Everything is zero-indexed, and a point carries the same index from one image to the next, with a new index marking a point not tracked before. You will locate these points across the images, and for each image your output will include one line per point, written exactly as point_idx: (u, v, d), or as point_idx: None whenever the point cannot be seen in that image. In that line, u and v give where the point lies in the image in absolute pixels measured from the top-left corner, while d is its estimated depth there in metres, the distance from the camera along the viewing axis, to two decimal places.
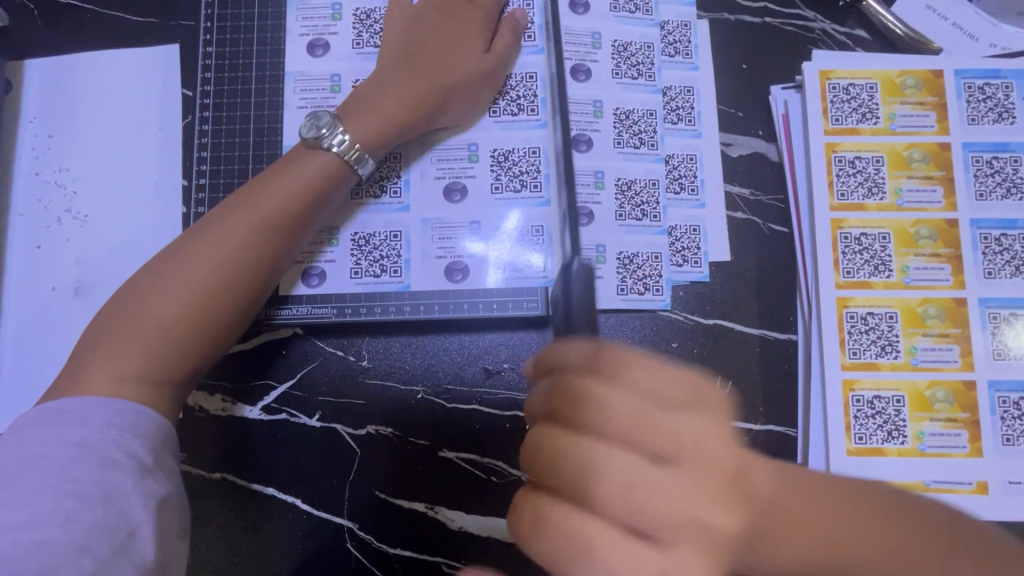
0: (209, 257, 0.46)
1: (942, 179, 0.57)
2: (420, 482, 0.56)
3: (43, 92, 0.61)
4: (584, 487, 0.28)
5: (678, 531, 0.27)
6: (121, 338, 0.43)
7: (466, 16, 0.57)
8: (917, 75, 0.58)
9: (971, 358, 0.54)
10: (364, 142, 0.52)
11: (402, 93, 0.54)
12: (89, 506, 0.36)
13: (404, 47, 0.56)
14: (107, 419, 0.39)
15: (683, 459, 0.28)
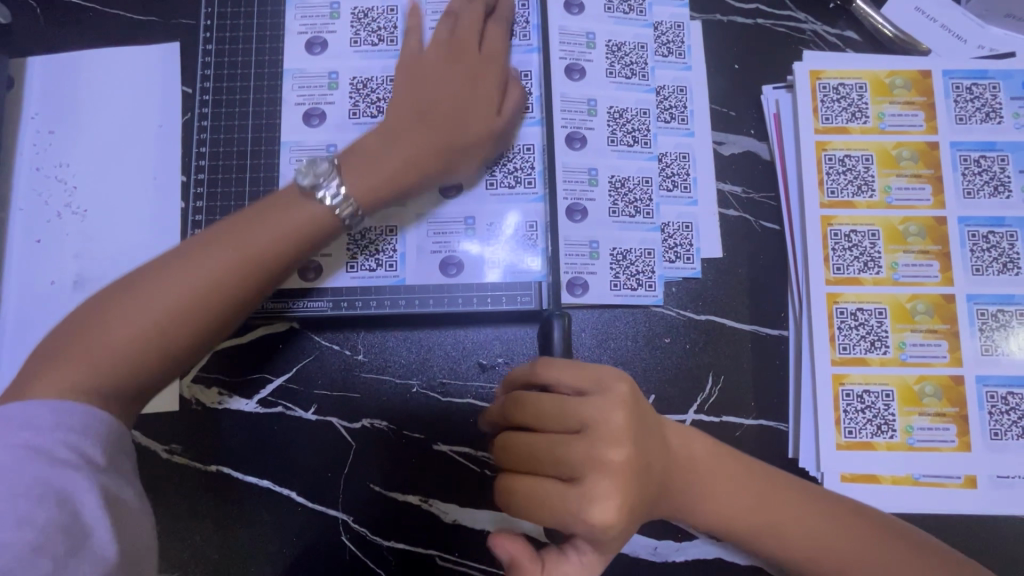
0: (182, 282, 0.40)
1: (931, 177, 0.57)
2: (415, 475, 0.56)
3: (44, 88, 0.62)
4: (529, 449, 0.40)
5: (592, 472, 0.38)
6: (64, 361, 0.37)
7: (479, 70, 0.54)
8: (906, 75, 0.59)
9: (959, 353, 0.55)
10: (362, 201, 0.47)
11: (410, 150, 0.50)
12: (43, 506, 0.32)
13: (414, 98, 0.52)
14: (54, 420, 0.34)
15: (590, 421, 0.39)
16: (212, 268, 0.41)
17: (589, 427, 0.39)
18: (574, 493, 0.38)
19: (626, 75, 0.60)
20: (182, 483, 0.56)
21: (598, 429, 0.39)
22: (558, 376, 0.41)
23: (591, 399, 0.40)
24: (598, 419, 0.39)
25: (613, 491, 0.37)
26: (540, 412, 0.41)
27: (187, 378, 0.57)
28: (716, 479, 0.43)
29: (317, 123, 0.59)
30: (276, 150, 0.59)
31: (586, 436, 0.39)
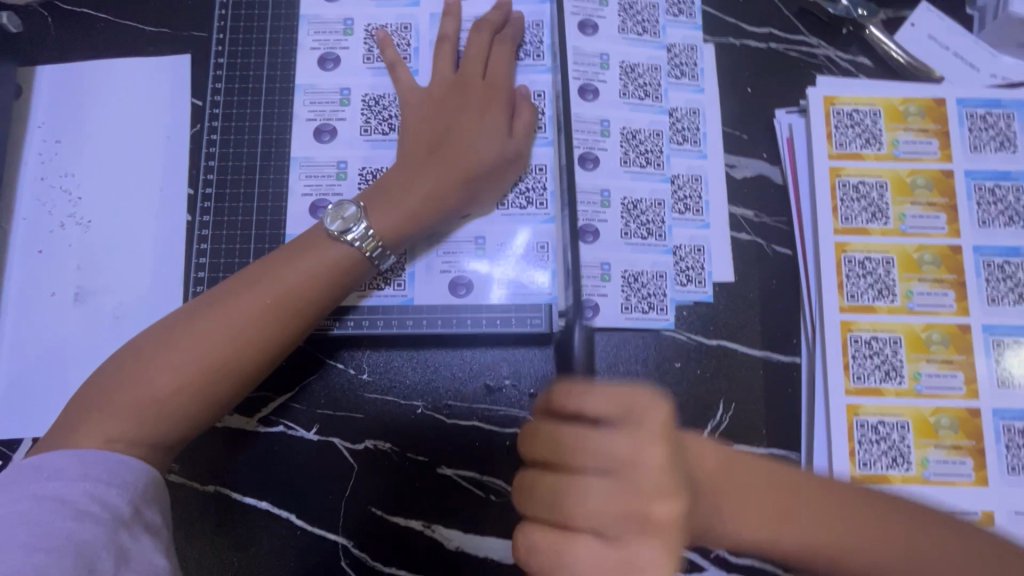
0: (209, 336, 0.43)
1: (945, 206, 0.57)
2: (419, 499, 0.55)
3: (52, 98, 0.62)
4: (563, 507, 0.33)
5: (629, 533, 0.32)
6: (102, 413, 0.40)
7: (485, 102, 0.54)
8: (919, 102, 0.59)
9: (975, 385, 0.54)
10: (384, 236, 0.49)
11: (426, 189, 0.51)
12: (58, 561, 0.33)
13: (429, 135, 0.53)
14: (83, 471, 0.37)
15: (621, 470, 0.33)
16: (241, 324, 0.44)
17: (623, 471, 0.33)
18: (613, 559, 0.32)
19: (640, 96, 0.60)
20: (179, 504, 0.55)
21: (638, 475, 0.33)
22: (580, 403, 0.35)
23: (620, 434, 0.34)
24: (633, 467, 0.33)
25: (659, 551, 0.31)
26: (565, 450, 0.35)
27: None
28: (734, 499, 0.36)
29: (328, 138, 0.59)
30: (285, 165, 0.58)
31: (626, 488, 0.33)
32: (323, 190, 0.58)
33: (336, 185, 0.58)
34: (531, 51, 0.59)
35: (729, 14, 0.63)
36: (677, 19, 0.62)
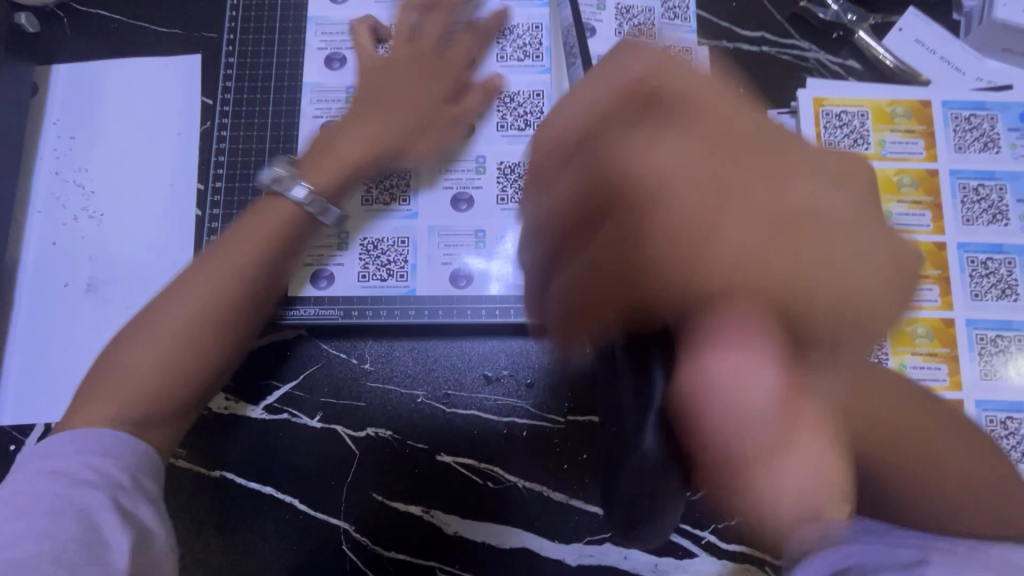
0: (188, 297, 0.45)
1: (931, 204, 0.59)
2: (418, 485, 0.57)
3: (67, 96, 0.64)
4: (636, 171, 0.29)
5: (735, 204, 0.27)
6: (101, 391, 0.42)
7: (418, 65, 0.58)
8: (906, 104, 0.61)
9: (959, 377, 0.55)
10: (322, 188, 0.53)
11: (361, 137, 0.55)
12: (58, 522, 0.36)
13: (363, 94, 0.57)
14: (78, 446, 0.39)
15: (720, 138, 0.30)
16: (208, 297, 0.45)
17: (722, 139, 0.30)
18: (715, 201, 0.28)
19: None
20: (186, 489, 0.56)
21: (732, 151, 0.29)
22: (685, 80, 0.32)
23: (733, 114, 0.31)
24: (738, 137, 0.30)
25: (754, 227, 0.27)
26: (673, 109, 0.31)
27: None
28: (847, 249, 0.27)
29: None
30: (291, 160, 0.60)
31: (727, 160, 0.29)
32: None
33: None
34: (531, 53, 0.62)
35: (723, 18, 0.65)
36: (673, 22, 0.64)
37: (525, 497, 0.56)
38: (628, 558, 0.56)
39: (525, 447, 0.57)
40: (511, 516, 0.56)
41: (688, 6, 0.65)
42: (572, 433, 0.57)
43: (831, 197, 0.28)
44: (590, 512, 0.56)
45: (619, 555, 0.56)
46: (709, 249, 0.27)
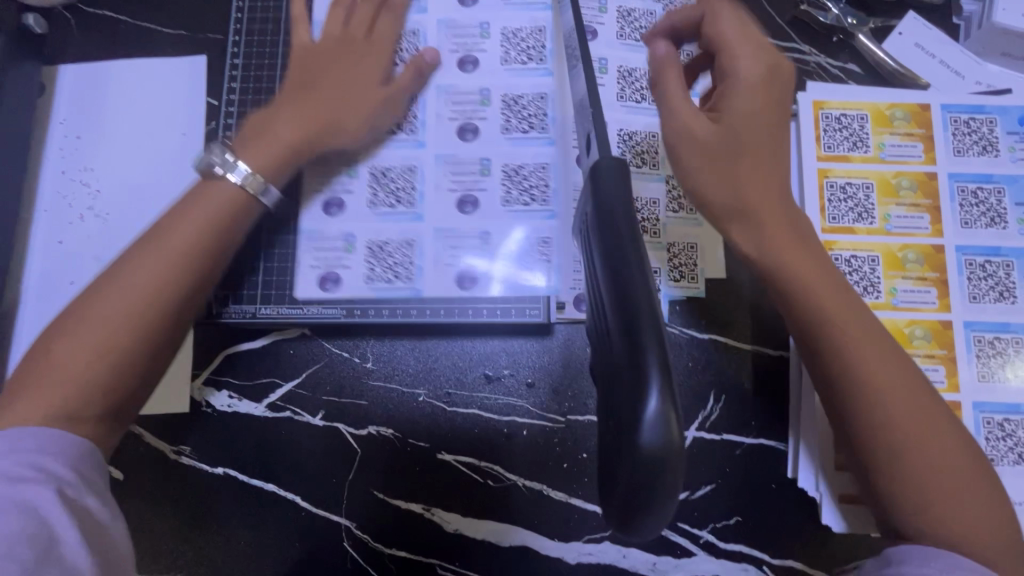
0: (125, 293, 0.44)
1: (929, 207, 0.59)
2: (419, 483, 0.57)
3: (74, 96, 0.65)
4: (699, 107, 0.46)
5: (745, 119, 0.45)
6: (33, 384, 0.41)
7: (358, 50, 0.58)
8: (905, 108, 0.61)
9: (957, 379, 0.55)
10: (259, 168, 0.51)
11: (291, 120, 0.53)
12: (2, 519, 0.36)
13: (299, 73, 0.56)
14: (9, 445, 0.38)
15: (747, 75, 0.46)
16: (140, 292, 0.44)
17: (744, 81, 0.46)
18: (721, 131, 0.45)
19: (636, 99, 0.62)
20: (189, 485, 0.57)
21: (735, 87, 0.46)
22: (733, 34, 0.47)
23: (757, 65, 0.46)
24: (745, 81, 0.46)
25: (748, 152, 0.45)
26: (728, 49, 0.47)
27: (198, 381, 0.59)
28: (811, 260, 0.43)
29: None
30: None
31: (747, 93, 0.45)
32: (336, 189, 0.59)
33: (347, 183, 0.59)
34: (535, 56, 0.62)
35: None
36: None
37: (524, 495, 0.57)
38: (627, 556, 0.56)
39: (525, 445, 0.58)
40: (512, 514, 0.57)
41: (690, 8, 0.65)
42: (572, 432, 0.58)
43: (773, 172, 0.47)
44: (589, 511, 0.57)
45: (619, 552, 0.56)
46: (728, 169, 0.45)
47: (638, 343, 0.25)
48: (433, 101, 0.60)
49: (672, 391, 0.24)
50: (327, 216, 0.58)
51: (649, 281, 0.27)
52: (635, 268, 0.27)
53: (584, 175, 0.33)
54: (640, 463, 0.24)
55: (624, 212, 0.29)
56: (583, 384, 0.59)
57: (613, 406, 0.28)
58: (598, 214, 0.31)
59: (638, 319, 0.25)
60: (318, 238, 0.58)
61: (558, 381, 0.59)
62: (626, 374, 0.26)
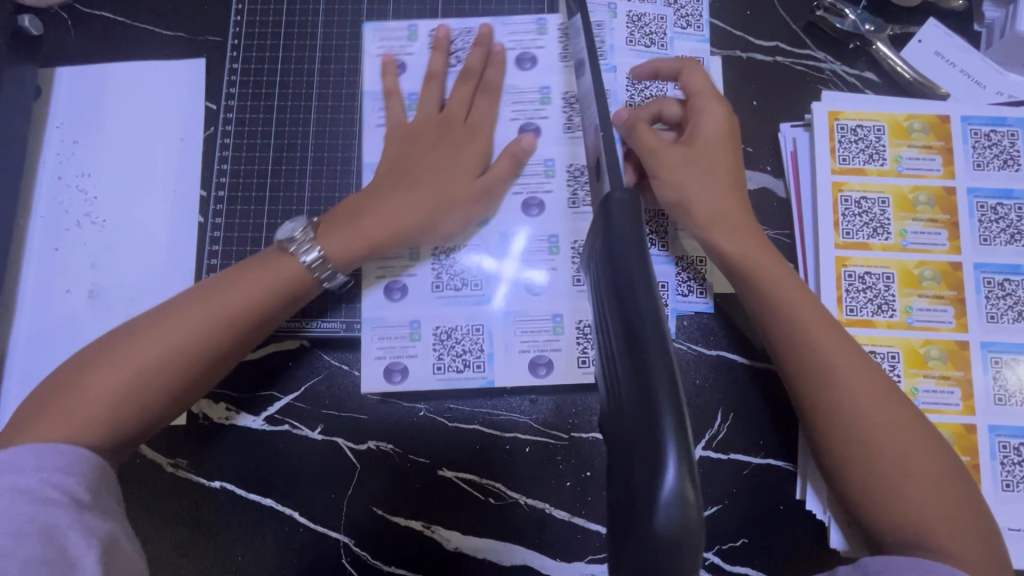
0: (170, 339, 0.45)
1: (947, 223, 0.57)
2: (419, 500, 0.56)
3: (70, 99, 0.63)
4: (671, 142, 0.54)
5: (703, 148, 0.54)
6: (56, 412, 0.42)
7: (463, 142, 0.57)
8: (923, 119, 0.59)
9: (972, 402, 0.54)
10: (334, 258, 0.52)
11: (381, 213, 0.53)
12: (25, 543, 0.36)
13: (396, 159, 0.57)
14: (37, 463, 0.39)
15: (704, 108, 0.54)
16: (185, 345, 0.46)
17: (702, 118, 0.54)
18: (680, 152, 0.54)
19: None
20: (186, 498, 0.56)
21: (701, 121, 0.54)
22: (698, 81, 0.55)
23: (712, 106, 0.54)
24: (707, 116, 0.54)
25: (708, 174, 0.53)
26: (694, 91, 0.55)
27: None
28: (827, 336, 0.51)
29: None
30: (296, 171, 0.61)
31: (704, 129, 0.54)
32: (397, 272, 0.58)
33: (410, 266, 0.58)
34: None
35: (736, 26, 0.64)
36: (685, 31, 0.63)
37: (526, 514, 0.56)
38: None
39: (527, 463, 0.57)
40: (513, 533, 0.56)
41: (702, 14, 0.63)
42: (576, 451, 0.57)
43: (737, 188, 0.54)
44: (593, 532, 0.56)
45: None
46: (691, 185, 0.53)
47: (653, 411, 0.23)
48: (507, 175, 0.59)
49: (689, 466, 0.23)
50: (390, 300, 0.58)
51: (665, 343, 0.25)
52: (648, 327, 0.25)
53: (595, 210, 0.32)
54: (653, 544, 0.22)
55: (637, 260, 0.27)
56: (589, 401, 0.58)
57: (625, 469, 0.27)
58: (610, 258, 0.29)
59: (653, 383, 0.24)
60: (383, 326, 0.57)
61: (562, 398, 0.58)
62: (640, 443, 0.24)
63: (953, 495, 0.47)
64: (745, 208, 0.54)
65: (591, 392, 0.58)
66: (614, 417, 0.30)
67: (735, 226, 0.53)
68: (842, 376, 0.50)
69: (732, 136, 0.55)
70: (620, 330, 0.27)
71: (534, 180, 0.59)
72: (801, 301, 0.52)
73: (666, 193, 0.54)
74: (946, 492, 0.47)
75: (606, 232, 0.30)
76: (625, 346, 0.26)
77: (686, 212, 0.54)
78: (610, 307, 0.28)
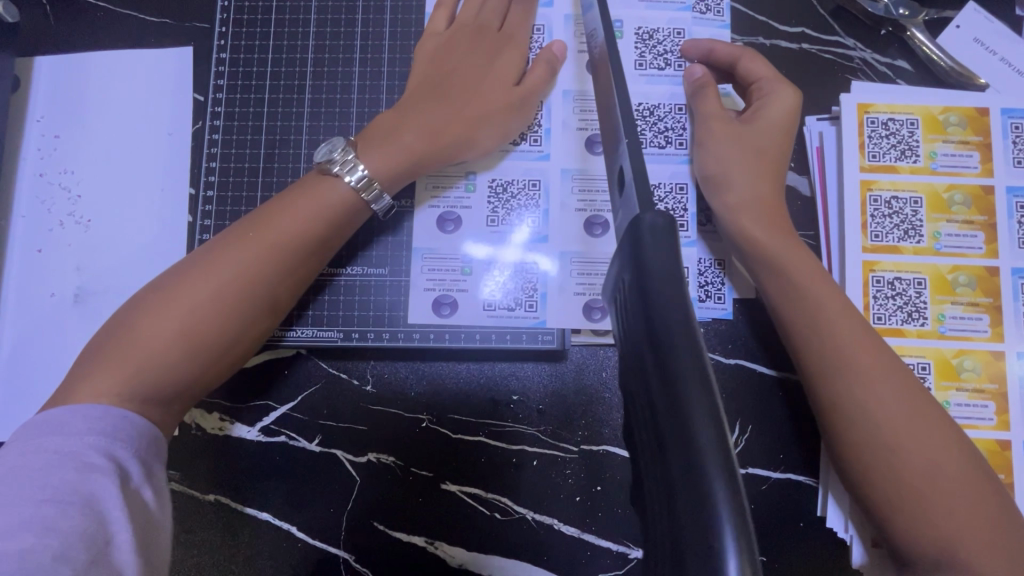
0: (219, 273, 0.45)
1: (984, 225, 0.54)
2: (422, 515, 0.54)
3: (50, 91, 0.60)
4: (722, 113, 0.54)
5: (763, 120, 0.52)
6: (113, 358, 0.42)
7: (496, 50, 0.57)
8: (961, 112, 0.55)
9: (1007, 417, 0.51)
10: (378, 175, 0.50)
11: (420, 125, 0.52)
12: (66, 512, 0.35)
13: (429, 69, 0.56)
14: (88, 425, 0.38)
15: (764, 84, 0.54)
16: (234, 278, 0.45)
17: (765, 98, 0.53)
18: (728, 124, 0.53)
19: (658, 65, 0.58)
20: (179, 512, 0.54)
21: (764, 102, 0.53)
22: (758, 67, 0.54)
23: (779, 87, 0.53)
24: (772, 97, 0.53)
25: (752, 152, 0.52)
26: (754, 72, 0.54)
27: None
28: (857, 347, 0.47)
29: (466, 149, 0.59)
30: (289, 169, 0.58)
31: (762, 110, 0.53)
32: (451, 202, 0.58)
33: (464, 198, 0.58)
34: (672, 61, 0.58)
35: (759, 11, 0.59)
36: (704, 16, 0.59)
37: (533, 530, 0.53)
38: None
39: (533, 476, 0.54)
40: (519, 550, 0.53)
41: None
42: (586, 464, 0.54)
43: (778, 178, 0.52)
44: (604, 548, 0.53)
45: None
46: (736, 155, 0.52)
47: (705, 486, 0.21)
48: (560, 107, 0.58)
49: (750, 549, 0.20)
50: (442, 232, 0.57)
51: (719, 425, 0.22)
52: (693, 379, 0.23)
53: (624, 234, 0.29)
54: None
55: (676, 310, 0.25)
56: (601, 412, 0.55)
57: (668, 536, 0.24)
58: (643, 301, 0.26)
59: (705, 476, 0.21)
60: (434, 257, 0.57)
61: (571, 410, 0.55)
62: (688, 545, 0.21)
63: (999, 525, 0.42)
64: (775, 194, 0.51)
65: (602, 402, 0.55)
66: (649, 483, 0.27)
67: (765, 210, 0.51)
68: (872, 384, 0.46)
69: (792, 122, 0.53)
70: (661, 389, 0.24)
71: (577, 117, 0.59)
72: (833, 306, 0.48)
73: (710, 160, 0.53)
74: (985, 516, 0.43)
75: (638, 268, 0.27)
76: (668, 421, 0.23)
77: (725, 185, 0.52)
78: (646, 354, 0.26)
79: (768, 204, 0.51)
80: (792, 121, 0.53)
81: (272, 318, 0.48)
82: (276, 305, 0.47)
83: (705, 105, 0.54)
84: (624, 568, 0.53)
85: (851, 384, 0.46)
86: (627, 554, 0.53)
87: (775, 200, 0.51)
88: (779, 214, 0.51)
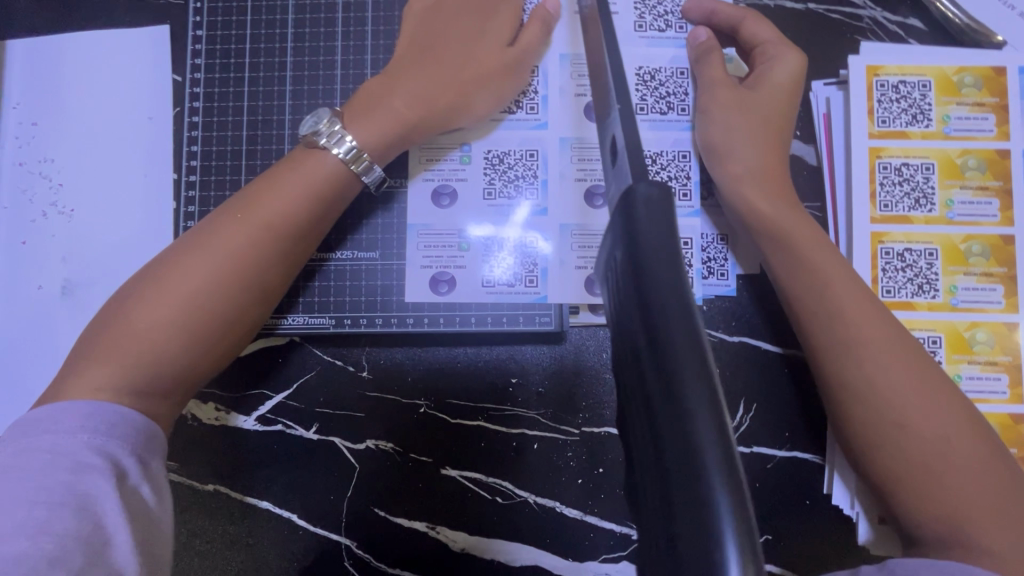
0: (209, 257, 0.43)
1: (999, 190, 0.51)
2: (422, 500, 0.53)
3: (24, 76, 0.58)
4: (723, 79, 0.51)
5: (766, 86, 0.50)
6: (107, 350, 0.41)
7: (487, 13, 0.54)
8: (975, 72, 0.53)
9: (1020, 390, 0.49)
10: (368, 146, 0.49)
11: (411, 90, 0.50)
12: (62, 514, 0.34)
13: (418, 36, 0.53)
14: (80, 423, 0.37)
15: (767, 47, 0.51)
16: (225, 262, 0.43)
17: (769, 61, 0.51)
18: (731, 92, 0.50)
19: (659, 27, 0.55)
20: (180, 503, 0.53)
21: (768, 66, 0.51)
22: (759, 30, 0.52)
23: (782, 49, 0.51)
24: (776, 60, 0.50)
25: (756, 122, 0.50)
26: (757, 36, 0.52)
27: None
28: (863, 319, 0.46)
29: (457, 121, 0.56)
30: (273, 150, 0.56)
31: (766, 75, 0.50)
32: (446, 175, 0.56)
33: (460, 169, 0.56)
34: (673, 22, 0.56)
35: None
36: None
37: (535, 513, 0.53)
38: None
39: (533, 459, 0.53)
40: (522, 534, 0.53)
41: None
42: (588, 447, 0.53)
43: (782, 147, 0.50)
44: (607, 530, 0.53)
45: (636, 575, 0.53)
46: (739, 125, 0.49)
47: (701, 472, 0.20)
48: (556, 74, 0.56)
49: (752, 538, 0.19)
50: (438, 207, 0.56)
51: (717, 405, 0.21)
52: (688, 358, 0.22)
53: (615, 206, 0.27)
54: None
55: (672, 283, 0.23)
56: (602, 391, 0.54)
57: (664, 526, 0.23)
58: (639, 275, 0.25)
59: (702, 460, 0.20)
60: (430, 234, 0.56)
61: (570, 391, 0.54)
62: (686, 536, 0.20)
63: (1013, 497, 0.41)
64: (780, 164, 0.49)
65: (603, 383, 0.54)
66: (644, 467, 0.26)
67: (770, 182, 0.49)
68: (876, 358, 0.45)
69: (796, 86, 0.51)
70: (656, 371, 0.23)
71: (572, 86, 0.56)
72: (837, 279, 0.47)
73: (712, 130, 0.51)
74: (997, 488, 0.41)
75: (632, 240, 0.26)
76: (661, 403, 0.22)
77: (727, 157, 0.50)
78: (640, 332, 0.24)
79: (773, 174, 0.49)
80: (797, 84, 0.50)
81: (268, 302, 0.47)
82: (270, 289, 0.46)
83: (707, 70, 0.52)
84: (627, 549, 0.53)
85: (863, 359, 0.45)
86: (630, 535, 0.52)
87: (780, 170, 0.49)
88: (784, 185, 0.49)
